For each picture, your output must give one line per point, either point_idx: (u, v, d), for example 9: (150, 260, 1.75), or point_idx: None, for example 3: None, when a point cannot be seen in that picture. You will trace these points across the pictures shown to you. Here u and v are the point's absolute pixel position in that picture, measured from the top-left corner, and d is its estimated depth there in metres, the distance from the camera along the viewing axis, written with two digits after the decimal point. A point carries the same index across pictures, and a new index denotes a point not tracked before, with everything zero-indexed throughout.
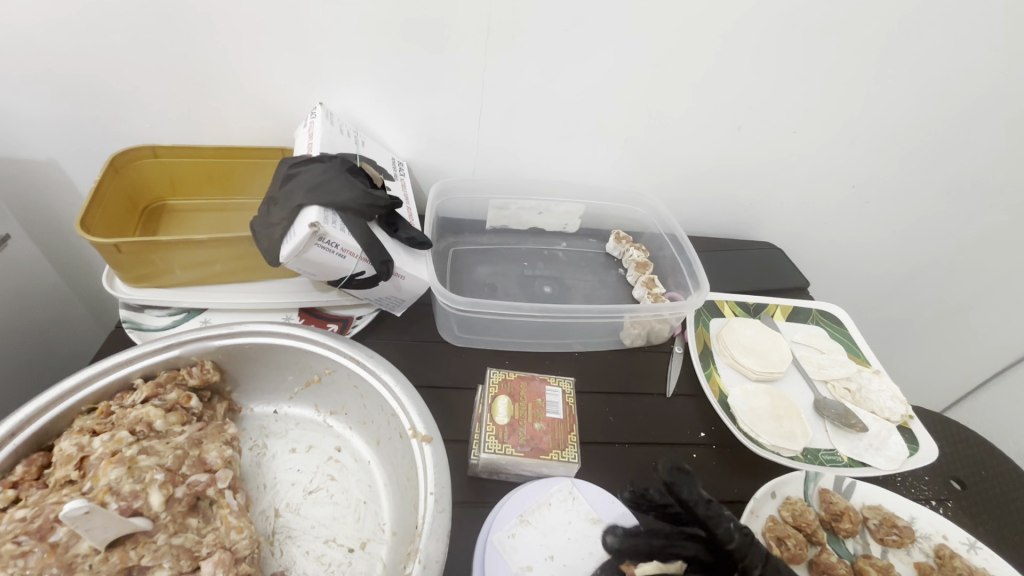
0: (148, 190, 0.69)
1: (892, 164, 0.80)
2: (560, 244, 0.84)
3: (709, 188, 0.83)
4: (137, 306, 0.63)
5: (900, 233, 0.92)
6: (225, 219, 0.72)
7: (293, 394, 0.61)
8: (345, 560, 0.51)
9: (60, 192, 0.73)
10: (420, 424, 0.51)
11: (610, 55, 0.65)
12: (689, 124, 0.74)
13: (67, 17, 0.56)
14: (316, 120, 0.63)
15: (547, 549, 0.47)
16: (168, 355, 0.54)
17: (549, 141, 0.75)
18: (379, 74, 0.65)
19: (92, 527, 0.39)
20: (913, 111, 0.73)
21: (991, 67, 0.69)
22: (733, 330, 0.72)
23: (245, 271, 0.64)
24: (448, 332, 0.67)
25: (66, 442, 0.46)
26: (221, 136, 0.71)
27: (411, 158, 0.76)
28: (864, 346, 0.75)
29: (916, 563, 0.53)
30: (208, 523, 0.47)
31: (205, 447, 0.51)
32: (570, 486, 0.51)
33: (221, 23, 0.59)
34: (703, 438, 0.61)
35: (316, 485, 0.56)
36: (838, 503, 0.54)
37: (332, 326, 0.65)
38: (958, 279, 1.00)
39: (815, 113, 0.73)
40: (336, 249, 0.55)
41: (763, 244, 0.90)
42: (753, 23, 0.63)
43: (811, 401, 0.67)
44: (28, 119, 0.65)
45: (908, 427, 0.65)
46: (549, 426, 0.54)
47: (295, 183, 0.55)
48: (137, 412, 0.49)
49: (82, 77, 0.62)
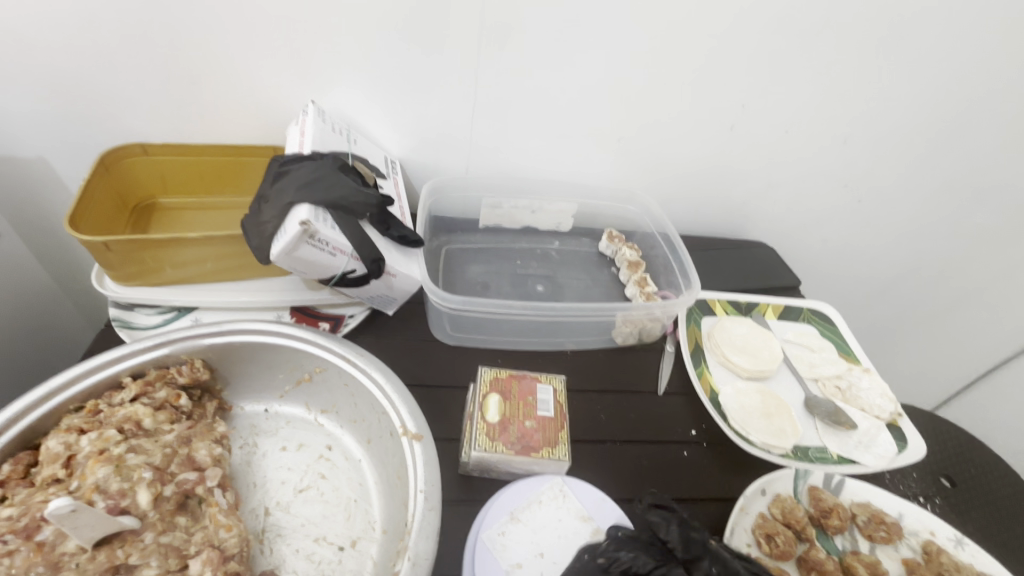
0: (139, 189, 0.69)
1: (884, 165, 0.81)
2: (554, 243, 0.84)
3: (702, 188, 0.84)
4: (127, 304, 0.63)
5: (891, 233, 0.93)
6: (218, 217, 0.72)
7: (285, 392, 0.61)
8: (335, 558, 0.51)
9: (50, 190, 0.73)
10: (411, 422, 0.51)
11: (603, 53, 0.65)
12: (683, 124, 0.74)
13: (57, 13, 0.56)
14: (308, 117, 0.63)
15: (537, 546, 0.47)
16: (157, 354, 0.53)
17: (543, 140, 0.75)
18: (373, 74, 0.65)
19: (79, 525, 0.39)
20: (907, 113, 0.74)
21: (983, 66, 0.69)
22: (725, 329, 0.72)
23: (236, 269, 0.64)
24: (440, 331, 0.67)
25: (53, 440, 0.46)
26: (214, 134, 0.70)
27: (404, 157, 0.76)
28: (854, 345, 0.75)
29: (904, 559, 0.54)
30: (197, 522, 0.47)
31: (194, 445, 0.51)
32: (561, 483, 0.51)
33: (214, 19, 0.59)
34: (694, 436, 0.62)
35: (307, 483, 0.56)
36: (827, 500, 0.55)
37: (324, 325, 0.65)
38: (949, 279, 1.01)
39: (808, 114, 0.74)
40: (327, 248, 0.54)
41: (755, 243, 0.90)
42: (747, 22, 0.63)
43: (801, 399, 0.67)
44: (18, 115, 0.64)
45: (897, 424, 0.65)
46: (540, 424, 0.54)
47: (286, 181, 0.55)
48: (126, 410, 0.49)
49: (73, 74, 0.62)
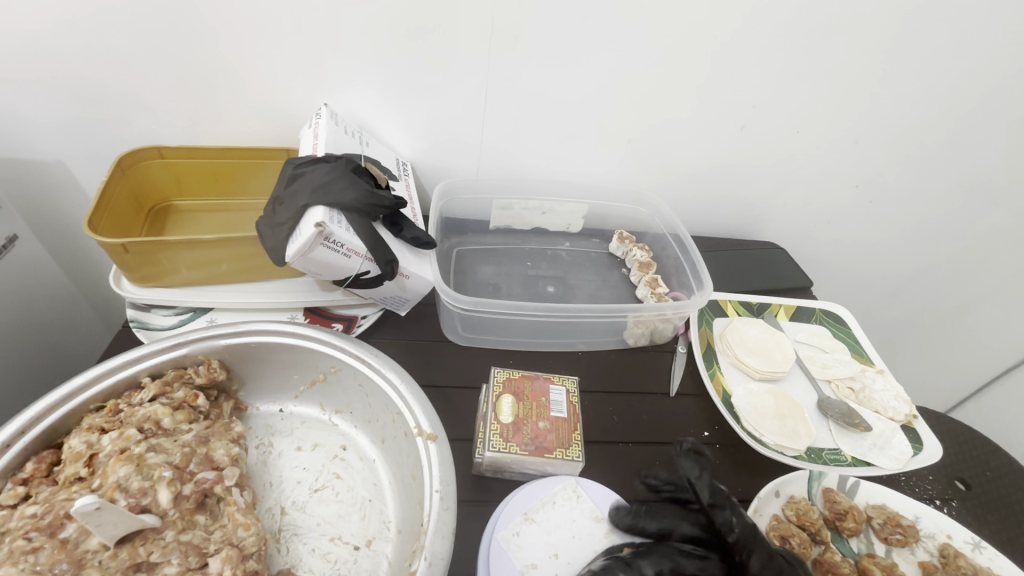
0: (155, 192, 0.70)
1: (896, 165, 0.81)
2: (564, 244, 0.84)
3: (712, 188, 0.84)
4: (144, 305, 0.63)
5: (903, 233, 0.92)
6: (232, 219, 0.73)
7: (299, 393, 0.62)
8: (351, 557, 0.51)
9: (67, 193, 0.74)
10: (425, 422, 0.51)
11: (613, 55, 0.65)
12: (693, 125, 0.74)
13: (76, 20, 0.57)
14: (321, 120, 0.63)
15: (551, 547, 0.47)
16: (175, 354, 0.54)
17: (553, 141, 0.76)
18: (384, 76, 0.66)
19: (102, 523, 0.39)
20: (919, 112, 0.74)
21: (997, 64, 0.69)
22: (737, 330, 0.72)
23: (250, 271, 0.64)
24: (452, 332, 0.67)
25: (75, 440, 0.47)
26: (228, 137, 0.71)
27: (415, 159, 0.77)
28: (867, 346, 0.75)
29: (920, 563, 0.53)
30: (216, 521, 0.48)
31: (212, 444, 0.51)
32: (574, 484, 0.51)
33: (228, 24, 0.59)
34: (707, 437, 0.61)
35: (322, 483, 0.57)
36: (842, 502, 0.55)
37: (337, 326, 0.65)
38: (962, 280, 1.00)
39: (819, 114, 0.73)
40: (342, 249, 0.55)
41: (766, 244, 0.90)
42: (756, 23, 0.63)
43: (814, 401, 0.67)
44: (37, 121, 0.65)
45: (912, 426, 0.65)
46: (553, 425, 0.54)
47: (300, 183, 0.55)
48: (145, 410, 0.50)
49: (90, 79, 0.63)
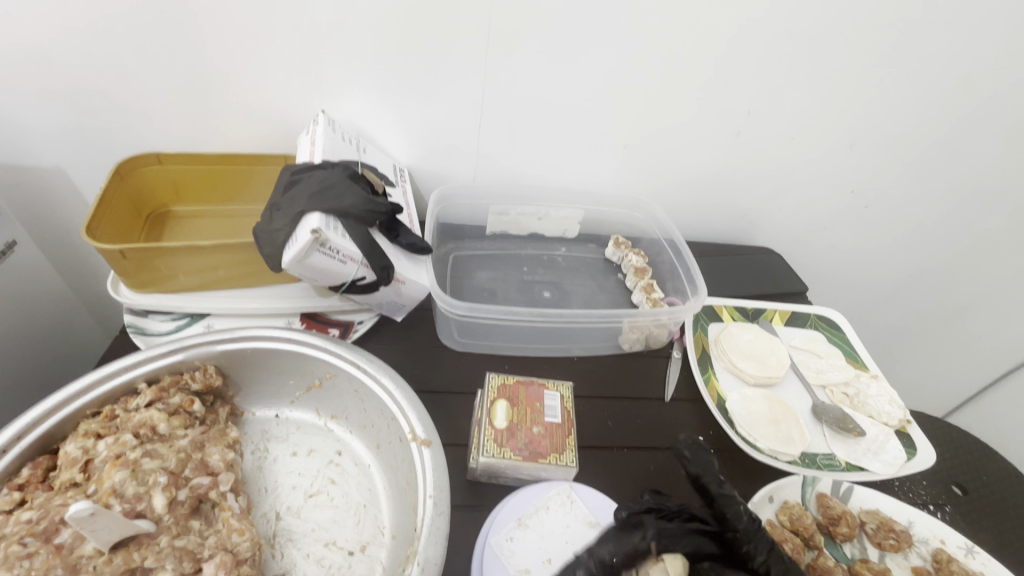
0: (154, 197, 0.70)
1: (890, 171, 0.81)
2: (560, 249, 0.85)
3: (708, 194, 0.84)
4: (141, 311, 0.64)
5: (899, 238, 0.92)
6: (230, 225, 0.73)
7: (294, 398, 0.62)
8: (345, 563, 0.52)
9: (66, 199, 0.75)
10: (419, 427, 0.52)
11: (609, 62, 0.66)
12: (688, 131, 0.75)
13: (77, 27, 0.58)
14: (318, 127, 0.64)
15: (544, 552, 0.47)
16: (171, 360, 0.54)
17: (550, 147, 0.76)
18: (382, 83, 0.67)
19: (97, 528, 0.39)
20: (912, 118, 0.74)
21: (989, 70, 0.69)
22: (730, 335, 0.73)
23: (247, 277, 0.65)
24: (448, 337, 0.67)
25: (72, 445, 0.47)
26: (227, 144, 0.72)
27: (412, 165, 0.77)
28: (862, 351, 0.75)
29: (913, 567, 0.53)
30: (211, 526, 0.48)
31: (208, 450, 0.52)
32: (568, 490, 0.51)
33: (228, 32, 0.60)
34: (701, 442, 0.62)
35: (316, 488, 0.57)
36: (836, 507, 0.55)
37: (333, 331, 0.65)
38: (959, 284, 1.00)
39: (813, 120, 0.74)
40: (338, 256, 0.55)
41: (761, 249, 0.90)
42: (750, 30, 0.64)
43: (808, 406, 0.67)
44: (37, 127, 0.66)
45: (906, 431, 0.65)
46: (548, 430, 0.55)
47: (298, 189, 0.56)
48: (141, 416, 0.50)
49: (90, 87, 0.63)
